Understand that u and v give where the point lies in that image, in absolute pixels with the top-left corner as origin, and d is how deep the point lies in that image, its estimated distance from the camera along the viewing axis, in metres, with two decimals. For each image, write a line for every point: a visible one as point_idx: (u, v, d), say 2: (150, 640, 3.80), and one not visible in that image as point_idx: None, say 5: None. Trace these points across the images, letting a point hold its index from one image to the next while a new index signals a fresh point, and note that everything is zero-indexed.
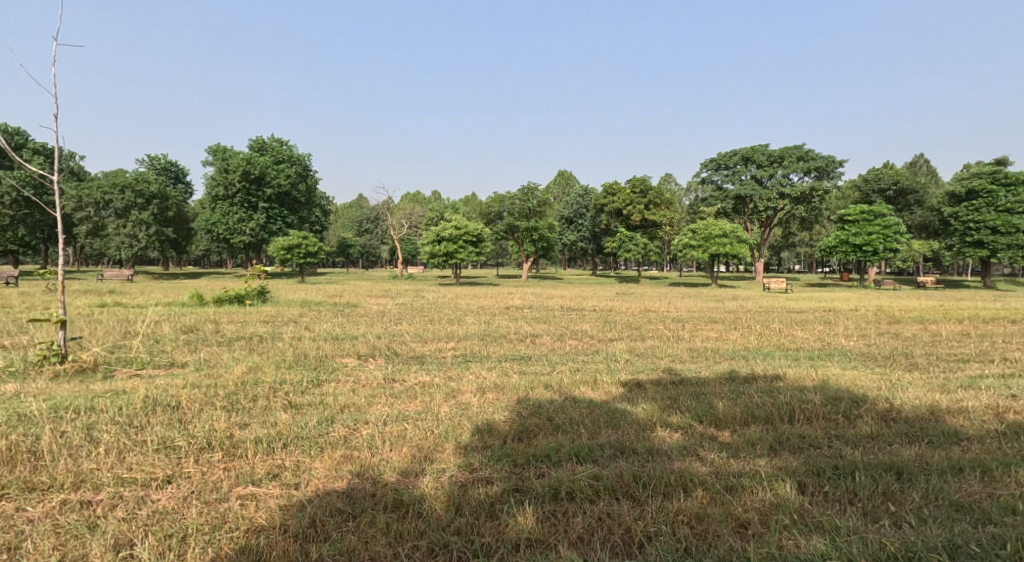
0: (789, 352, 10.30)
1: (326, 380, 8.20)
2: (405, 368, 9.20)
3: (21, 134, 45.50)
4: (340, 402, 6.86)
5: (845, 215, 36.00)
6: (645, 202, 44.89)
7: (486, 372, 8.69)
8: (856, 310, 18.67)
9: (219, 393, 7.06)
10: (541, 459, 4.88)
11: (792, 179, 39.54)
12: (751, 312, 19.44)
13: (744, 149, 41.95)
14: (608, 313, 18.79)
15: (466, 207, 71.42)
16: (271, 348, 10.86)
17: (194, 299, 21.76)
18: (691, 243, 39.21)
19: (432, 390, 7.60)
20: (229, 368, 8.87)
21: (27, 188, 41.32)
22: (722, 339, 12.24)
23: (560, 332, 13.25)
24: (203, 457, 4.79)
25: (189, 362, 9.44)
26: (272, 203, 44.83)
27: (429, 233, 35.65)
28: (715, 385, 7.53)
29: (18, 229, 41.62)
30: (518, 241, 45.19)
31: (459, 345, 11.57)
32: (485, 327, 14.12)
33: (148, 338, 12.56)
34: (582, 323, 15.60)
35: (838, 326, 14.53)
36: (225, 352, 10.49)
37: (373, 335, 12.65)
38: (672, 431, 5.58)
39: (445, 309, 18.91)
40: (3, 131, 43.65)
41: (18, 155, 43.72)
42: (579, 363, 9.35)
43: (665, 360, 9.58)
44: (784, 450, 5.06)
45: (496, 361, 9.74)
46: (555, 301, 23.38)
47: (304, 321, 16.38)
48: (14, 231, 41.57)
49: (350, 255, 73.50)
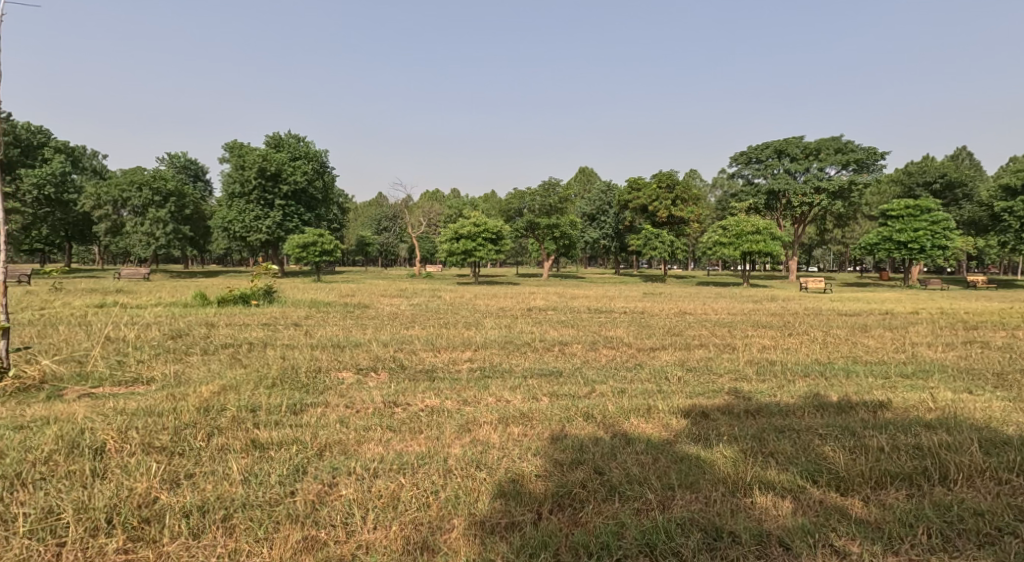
0: (874, 367, 8.48)
1: (311, 405, 6.66)
2: (413, 387, 7.62)
3: (43, 132, 45.16)
4: (320, 440, 5.29)
5: (888, 210, 33.62)
6: (672, 197, 42.96)
7: (510, 396, 7.08)
8: (920, 313, 16.63)
9: (171, 425, 5.58)
10: (595, 556, 3.49)
11: (829, 173, 37.19)
12: (799, 315, 17.48)
13: (776, 141, 39.61)
14: (641, 317, 16.94)
15: (486, 204, 69.60)
16: (259, 359, 9.41)
17: (198, 298, 20.56)
18: (722, 240, 37.12)
19: (442, 421, 6.00)
20: (198, 387, 7.46)
21: (47, 186, 40.80)
22: (783, 349, 10.43)
23: (592, 340, 11.54)
24: (92, 550, 3.61)
25: (157, 380, 8.05)
26: (288, 200, 43.60)
27: (446, 230, 34.09)
28: (809, 417, 5.79)
29: (39, 227, 41.18)
30: (538, 239, 43.36)
31: (477, 355, 10.01)
32: (505, 333, 12.49)
33: (130, 345, 11.25)
34: (615, 328, 13.85)
35: (913, 331, 12.59)
36: (206, 364, 9.09)
37: (380, 343, 11.14)
38: (777, 494, 3.93)
39: (464, 311, 17.40)
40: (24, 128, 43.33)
41: (38, 152, 43.39)
42: (621, 383, 7.68)
43: (724, 378, 7.87)
44: (965, 541, 3.52)
45: (520, 378, 8.12)
46: (582, 301, 21.78)
47: (307, 325, 14.92)
48: (34, 230, 41.09)
49: (369, 252, 72.22)
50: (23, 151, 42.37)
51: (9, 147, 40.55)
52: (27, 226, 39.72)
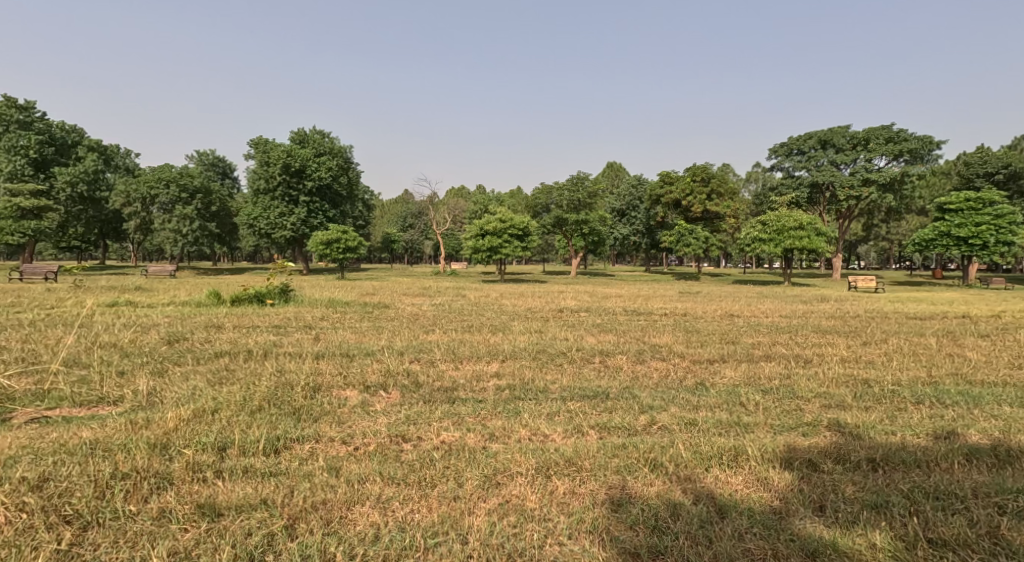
0: (1002, 391, 6.80)
1: (298, 442, 5.29)
2: (429, 413, 6.20)
3: (75, 131, 44.86)
4: (300, 504, 4.05)
5: (945, 203, 31.39)
6: (707, 191, 40.96)
7: (550, 429, 5.63)
8: (1004, 316, 14.76)
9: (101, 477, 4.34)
10: None
11: (878, 164, 35.10)
12: (862, 318, 15.71)
13: (820, 131, 37.59)
14: (686, 320, 15.34)
15: (513, 199, 68.00)
16: (251, 373, 8.06)
17: (210, 297, 19.44)
18: (762, 236, 35.12)
19: (462, 467, 4.57)
20: (166, 411, 6.14)
21: (80, 184, 40.39)
22: (868, 364, 8.76)
23: (637, 350, 10.00)
24: None
25: (128, 399, 6.75)
26: (313, 196, 42.66)
27: (471, 226, 32.71)
28: (963, 474, 4.31)
29: (72, 226, 40.84)
30: (566, 235, 41.81)
31: (506, 367, 8.57)
32: (537, 340, 11.01)
33: (119, 353, 10.04)
34: (659, 335, 12.25)
35: (1012, 340, 10.79)
36: (191, 378, 7.78)
37: (395, 351, 9.77)
38: None
39: (490, 312, 15.98)
40: (60, 126, 43.28)
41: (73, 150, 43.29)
42: (687, 412, 6.13)
43: (814, 405, 6.29)
44: None
45: (558, 402, 6.65)
46: (616, 302, 20.26)
47: (321, 328, 13.65)
48: (67, 229, 40.74)
49: (394, 250, 71.19)
50: (58, 150, 42.09)
51: (44, 145, 40.30)
52: (60, 224, 39.42)
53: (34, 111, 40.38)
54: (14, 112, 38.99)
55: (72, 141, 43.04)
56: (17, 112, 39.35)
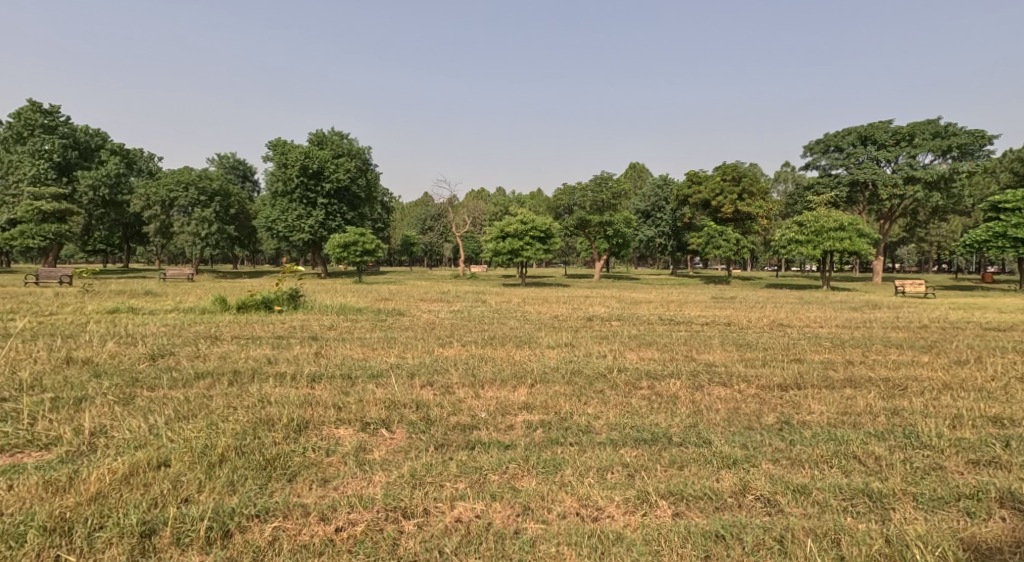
0: None
1: (258, 522, 3.86)
2: (441, 465, 4.68)
3: (100, 134, 44.26)
4: None
5: (1000, 201, 29.13)
6: (738, 190, 38.78)
7: (605, 498, 4.09)
8: None
9: None
10: None
11: (924, 160, 32.92)
12: (936, 329, 13.87)
13: (860, 126, 35.55)
14: (734, 332, 13.59)
15: (533, 200, 66.37)
16: (227, 403, 6.59)
17: (215, 303, 18.16)
18: (799, 238, 33.07)
19: None
20: (93, 463, 4.69)
21: (102, 187, 39.61)
22: (988, 394, 7.00)
23: (691, 372, 8.34)
24: None
25: (57, 444, 5.31)
26: (331, 198, 41.43)
27: (492, 228, 31.28)
28: None
29: (94, 229, 40.18)
30: (589, 238, 40.05)
31: (536, 395, 7.00)
32: (569, 357, 9.40)
33: (87, 372, 8.63)
34: (710, 350, 10.55)
35: None
36: (149, 411, 6.31)
37: (403, 371, 8.23)
38: None
39: (512, 321, 14.41)
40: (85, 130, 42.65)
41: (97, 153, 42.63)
42: (787, 472, 4.55)
43: (957, 462, 4.70)
44: None
45: (608, 450, 5.09)
46: (649, 310, 18.57)
47: (326, 340, 12.15)
48: (90, 232, 40.10)
49: (414, 252, 70.08)
50: (82, 153, 41.38)
51: (68, 149, 39.61)
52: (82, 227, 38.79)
53: (59, 115, 39.70)
54: (38, 116, 38.39)
55: (95, 143, 42.34)
56: (42, 115, 38.72)
